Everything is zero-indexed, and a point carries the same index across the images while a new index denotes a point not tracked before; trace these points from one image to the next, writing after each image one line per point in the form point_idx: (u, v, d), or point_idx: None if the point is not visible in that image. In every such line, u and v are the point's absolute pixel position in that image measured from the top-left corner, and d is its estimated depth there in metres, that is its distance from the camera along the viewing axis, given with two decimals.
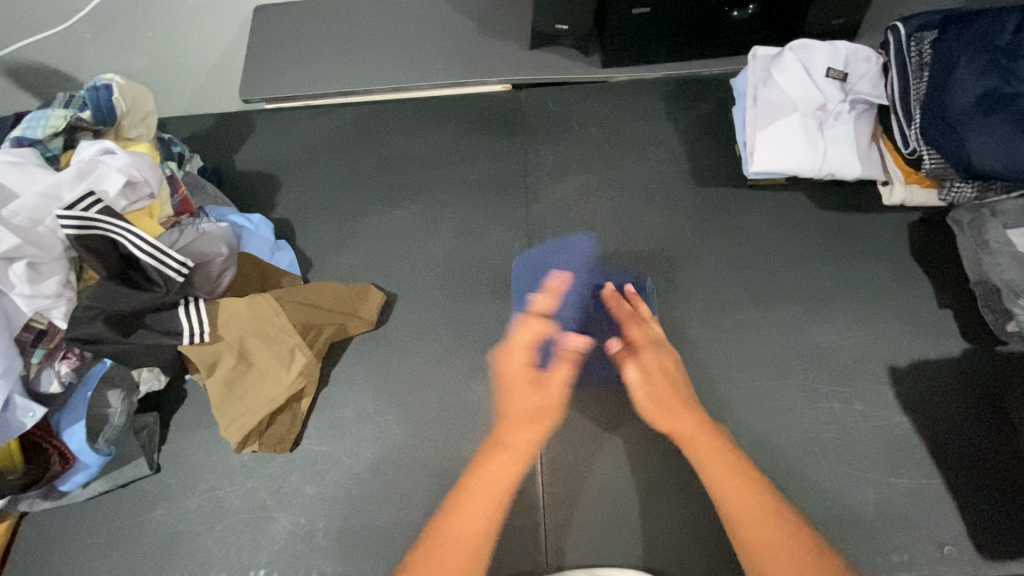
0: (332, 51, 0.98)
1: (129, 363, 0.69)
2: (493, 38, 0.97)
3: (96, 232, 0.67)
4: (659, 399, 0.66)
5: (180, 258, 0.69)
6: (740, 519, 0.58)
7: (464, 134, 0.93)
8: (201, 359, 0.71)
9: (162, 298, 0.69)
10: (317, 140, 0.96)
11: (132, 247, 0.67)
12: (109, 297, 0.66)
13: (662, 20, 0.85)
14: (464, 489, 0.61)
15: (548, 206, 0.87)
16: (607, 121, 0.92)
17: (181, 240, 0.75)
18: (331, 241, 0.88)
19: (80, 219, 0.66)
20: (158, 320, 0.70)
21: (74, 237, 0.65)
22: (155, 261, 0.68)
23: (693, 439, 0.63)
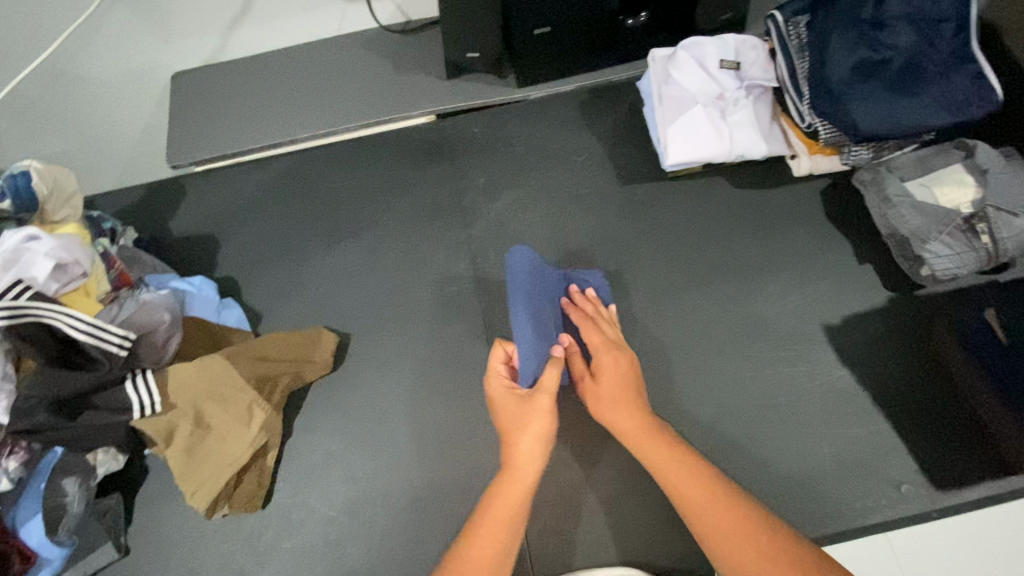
0: (256, 108, 1.00)
1: (81, 446, 0.68)
2: (411, 73, 1.01)
3: (29, 319, 0.65)
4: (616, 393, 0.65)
5: (121, 333, 0.69)
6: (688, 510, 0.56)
7: (397, 168, 0.96)
8: (159, 431, 0.70)
9: (107, 375, 0.68)
10: (252, 194, 0.96)
11: (69, 328, 0.66)
12: (52, 382, 0.64)
13: (565, 36, 0.90)
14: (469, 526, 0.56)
15: (487, 224, 0.90)
16: (531, 136, 0.96)
17: (121, 313, 0.74)
18: (279, 292, 0.89)
19: (12, 309, 0.64)
20: (106, 399, 0.69)
21: (6, 328, 0.64)
22: (95, 339, 0.67)
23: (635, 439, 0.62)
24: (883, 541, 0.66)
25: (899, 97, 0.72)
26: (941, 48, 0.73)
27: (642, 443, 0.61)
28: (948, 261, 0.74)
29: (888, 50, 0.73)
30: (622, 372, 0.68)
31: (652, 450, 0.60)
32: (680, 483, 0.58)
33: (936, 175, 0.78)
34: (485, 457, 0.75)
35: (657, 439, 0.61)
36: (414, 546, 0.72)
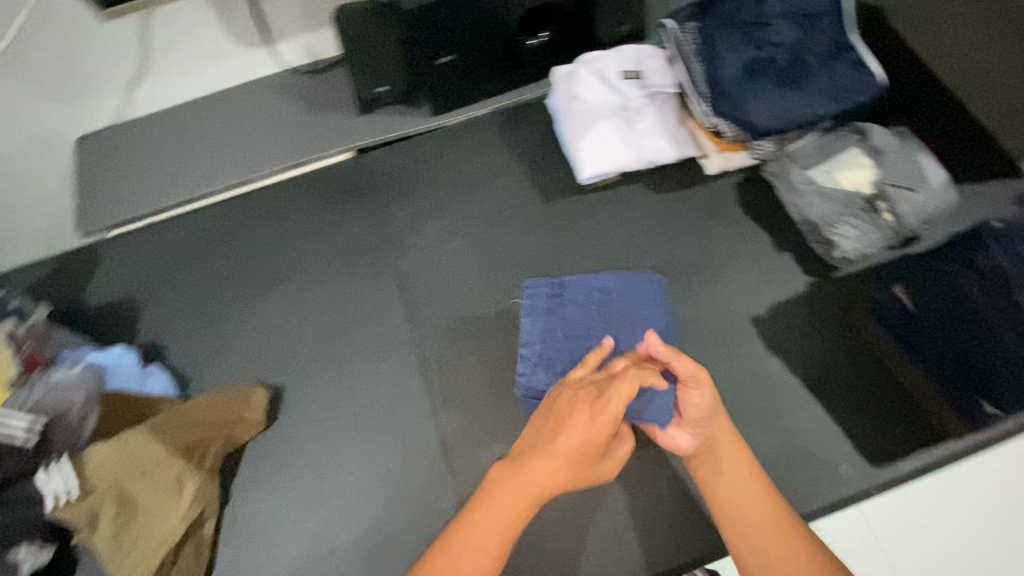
0: (167, 164, 0.97)
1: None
2: (326, 112, 1.00)
3: None
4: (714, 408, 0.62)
5: (26, 417, 0.68)
6: (753, 532, 0.56)
7: (319, 209, 0.94)
8: (80, 516, 0.66)
9: (17, 464, 0.67)
10: (171, 253, 0.93)
11: None
12: None
13: (470, 62, 0.90)
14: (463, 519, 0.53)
15: (416, 256, 0.89)
16: (452, 163, 0.96)
17: (30, 398, 0.70)
18: (206, 351, 0.86)
19: None
20: (19, 494, 0.66)
21: None
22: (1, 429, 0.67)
23: (722, 456, 0.61)
24: (870, 539, 0.65)
25: (788, 92, 0.75)
26: (821, 40, 0.76)
27: (734, 463, 0.60)
28: (854, 244, 0.77)
29: (773, 49, 0.76)
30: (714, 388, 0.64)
31: (736, 472, 0.60)
32: (751, 506, 0.58)
33: (837, 160, 0.81)
34: (434, 495, 0.74)
35: (738, 464, 0.60)
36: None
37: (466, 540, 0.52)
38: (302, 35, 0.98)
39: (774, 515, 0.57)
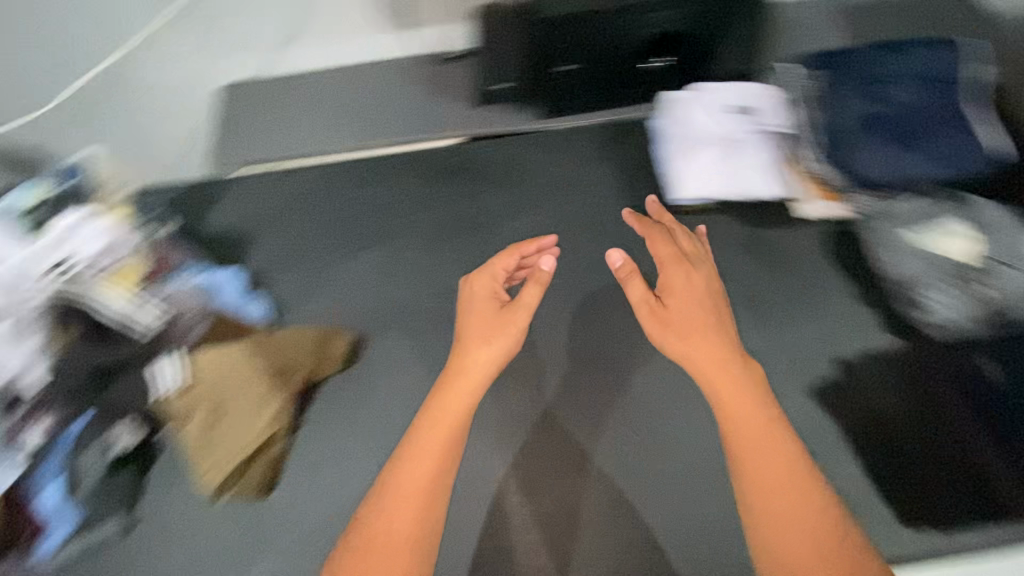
0: (298, 117, 1.06)
1: (112, 412, 0.74)
2: (449, 99, 1.06)
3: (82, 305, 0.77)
4: (703, 346, 0.65)
5: (145, 322, 0.79)
6: (765, 472, 0.59)
7: (425, 184, 1.01)
8: (186, 405, 0.76)
9: (130, 355, 0.77)
10: (291, 197, 1.03)
11: (105, 313, 0.79)
12: (93, 349, 0.77)
13: (585, 74, 0.96)
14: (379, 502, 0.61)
15: (505, 243, 0.95)
16: (555, 163, 1.00)
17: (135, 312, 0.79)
18: (305, 291, 0.94)
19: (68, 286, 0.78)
20: (129, 385, 0.76)
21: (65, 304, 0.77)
22: (126, 323, 0.79)
23: (720, 386, 0.63)
24: None
25: (890, 145, 0.89)
26: (931, 106, 0.90)
27: (735, 398, 0.62)
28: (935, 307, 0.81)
29: (886, 108, 0.91)
30: (705, 317, 0.68)
31: (738, 401, 0.62)
32: (757, 450, 0.60)
33: (930, 228, 0.86)
34: (489, 470, 0.78)
35: (745, 397, 0.62)
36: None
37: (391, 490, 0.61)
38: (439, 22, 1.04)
39: (790, 464, 0.59)
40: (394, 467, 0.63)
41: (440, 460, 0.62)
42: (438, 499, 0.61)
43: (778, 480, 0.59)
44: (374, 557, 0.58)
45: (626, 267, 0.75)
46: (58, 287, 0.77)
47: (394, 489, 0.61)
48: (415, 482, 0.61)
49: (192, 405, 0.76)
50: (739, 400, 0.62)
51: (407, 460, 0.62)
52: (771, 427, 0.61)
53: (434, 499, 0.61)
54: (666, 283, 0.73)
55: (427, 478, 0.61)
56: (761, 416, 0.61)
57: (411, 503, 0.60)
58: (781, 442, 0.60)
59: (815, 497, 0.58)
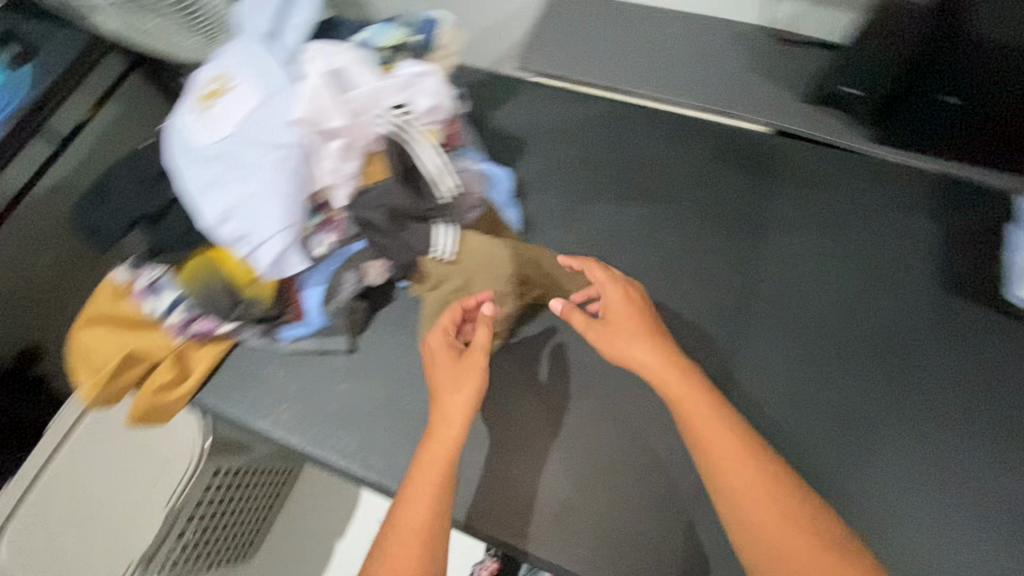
0: (610, 42, 1.01)
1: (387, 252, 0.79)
2: (772, 82, 0.95)
3: (405, 141, 0.79)
4: (654, 370, 0.66)
5: (452, 183, 0.81)
6: (768, 524, 0.57)
7: (711, 160, 0.94)
8: (437, 273, 0.81)
9: (425, 209, 0.80)
10: (573, 120, 1.01)
11: (421, 158, 0.80)
12: (396, 194, 0.78)
13: (969, 117, 0.79)
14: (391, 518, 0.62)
15: (774, 255, 0.87)
16: (862, 199, 0.90)
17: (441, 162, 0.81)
18: (558, 215, 0.93)
19: (398, 126, 0.79)
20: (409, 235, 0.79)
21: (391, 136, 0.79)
22: (435, 177, 0.80)
23: (699, 428, 0.62)
24: None
25: None
26: None
27: (703, 428, 0.62)
28: None
29: None
30: (637, 361, 0.67)
31: (723, 443, 0.61)
32: (751, 497, 0.59)
33: None
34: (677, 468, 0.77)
35: (721, 433, 0.62)
36: (573, 511, 0.76)
37: (407, 506, 0.62)
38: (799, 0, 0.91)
39: (776, 500, 0.59)
40: (407, 487, 0.63)
41: (439, 479, 0.63)
42: (439, 521, 0.61)
43: (769, 522, 0.58)
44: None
45: (569, 309, 0.72)
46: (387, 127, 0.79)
47: (414, 496, 0.62)
48: (420, 497, 0.62)
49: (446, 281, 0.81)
50: (722, 443, 0.61)
51: (416, 472, 0.64)
52: (751, 466, 0.60)
53: (432, 525, 0.61)
54: (611, 306, 0.71)
55: (424, 513, 0.61)
56: (738, 455, 0.61)
57: (425, 515, 0.61)
58: (758, 471, 0.60)
59: (803, 506, 0.59)
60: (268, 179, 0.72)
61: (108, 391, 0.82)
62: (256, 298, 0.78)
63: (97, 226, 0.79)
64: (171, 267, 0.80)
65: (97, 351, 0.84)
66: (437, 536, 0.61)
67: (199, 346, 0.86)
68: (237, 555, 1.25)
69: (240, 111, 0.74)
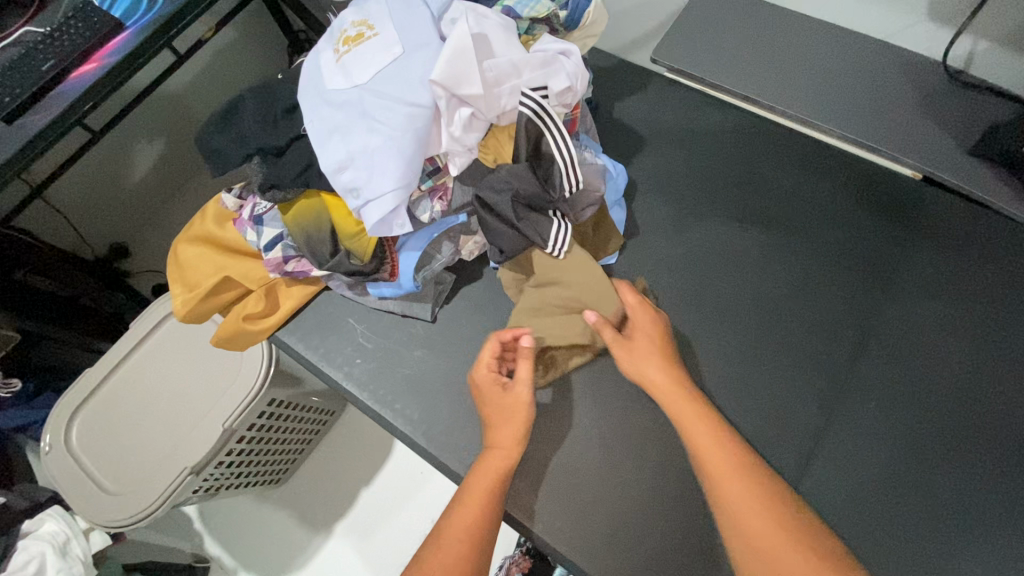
0: (757, 50, 0.94)
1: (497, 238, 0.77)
2: (933, 124, 0.86)
3: (539, 125, 0.75)
4: (657, 379, 0.71)
5: (576, 178, 0.78)
6: (760, 537, 0.59)
7: (842, 197, 0.86)
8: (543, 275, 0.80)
9: (546, 200, 0.77)
10: (699, 126, 0.95)
11: (554, 148, 0.76)
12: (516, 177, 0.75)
13: None
14: (442, 523, 0.68)
15: (897, 313, 0.79)
16: (1012, 269, 0.80)
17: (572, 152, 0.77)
18: (664, 224, 0.89)
19: (535, 110, 0.74)
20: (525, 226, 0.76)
21: (526, 118, 0.74)
22: (563, 169, 0.77)
23: (696, 438, 0.66)
24: None
25: None
26: None
27: (701, 439, 0.66)
28: None
29: None
30: (647, 371, 0.72)
31: (716, 451, 0.65)
32: (744, 507, 0.61)
33: None
34: None
35: (718, 447, 0.65)
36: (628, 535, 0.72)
37: (455, 511, 0.67)
38: (992, 41, 0.81)
39: (777, 516, 0.60)
40: (457, 495, 0.69)
41: (485, 493, 0.68)
42: (484, 529, 0.66)
43: (761, 531, 0.59)
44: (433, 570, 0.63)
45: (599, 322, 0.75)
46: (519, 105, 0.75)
47: (465, 505, 0.67)
48: (467, 508, 0.67)
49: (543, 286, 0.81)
50: (715, 451, 0.65)
51: (464, 487, 0.69)
52: (744, 473, 0.63)
53: (478, 535, 0.66)
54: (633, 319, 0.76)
55: (471, 521, 0.66)
56: (730, 463, 0.64)
57: (471, 524, 0.66)
58: (751, 482, 0.62)
59: (783, 504, 0.61)
60: (393, 136, 0.71)
61: (199, 309, 0.85)
62: (356, 250, 0.78)
63: (218, 149, 0.80)
64: (279, 206, 0.81)
65: (194, 269, 0.86)
66: (482, 545, 0.66)
67: (288, 284, 0.87)
68: (271, 478, 1.30)
69: (376, 62, 0.73)
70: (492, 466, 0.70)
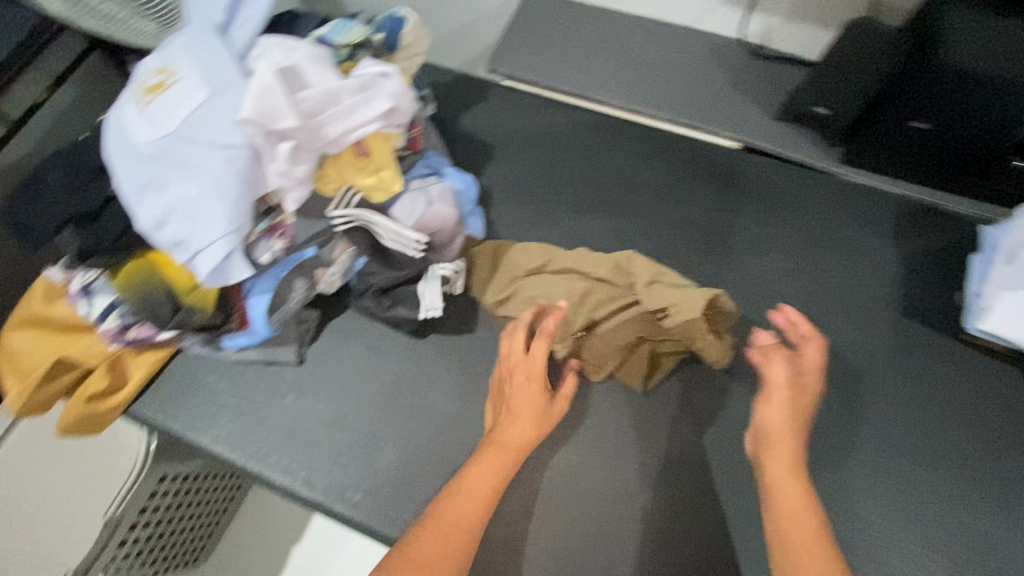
0: (582, 49, 0.99)
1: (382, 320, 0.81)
2: (746, 97, 0.94)
3: (360, 228, 0.79)
4: (776, 431, 0.68)
5: (415, 237, 0.78)
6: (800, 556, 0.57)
7: (679, 176, 0.92)
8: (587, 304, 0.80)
9: (406, 274, 0.79)
10: (543, 128, 0.98)
11: (382, 234, 0.78)
12: (371, 276, 0.79)
13: (935, 142, 0.80)
14: (446, 494, 0.65)
15: (739, 274, 0.84)
16: (829, 216, 0.88)
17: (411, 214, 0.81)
18: (521, 226, 0.91)
19: (346, 217, 0.78)
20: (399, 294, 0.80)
21: (344, 232, 0.78)
22: (400, 245, 0.79)
23: (780, 475, 0.64)
24: None
25: None
26: None
27: (785, 474, 0.64)
28: None
29: None
30: (779, 413, 0.69)
31: (787, 485, 0.63)
32: (799, 534, 0.59)
33: None
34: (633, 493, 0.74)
35: (793, 480, 0.64)
36: (519, 534, 0.73)
37: (467, 491, 0.64)
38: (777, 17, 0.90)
39: (819, 543, 0.58)
40: (467, 476, 0.66)
41: (498, 481, 0.66)
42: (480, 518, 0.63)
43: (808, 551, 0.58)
44: (415, 554, 0.59)
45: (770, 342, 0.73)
46: (345, 134, 0.75)
47: (471, 486, 0.65)
48: (475, 491, 0.65)
49: (535, 276, 0.84)
50: (787, 484, 0.63)
51: (472, 467, 0.67)
52: (803, 508, 0.61)
53: (474, 527, 0.62)
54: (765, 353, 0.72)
55: (473, 506, 0.63)
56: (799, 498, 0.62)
57: (478, 508, 0.64)
58: (810, 514, 0.60)
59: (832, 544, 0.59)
60: (213, 182, 0.68)
61: (33, 399, 0.77)
62: (196, 306, 0.75)
63: (29, 225, 0.74)
64: (105, 271, 0.75)
65: (22, 356, 0.78)
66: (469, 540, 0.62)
67: (136, 353, 0.81)
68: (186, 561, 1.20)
69: (181, 109, 0.70)
70: (498, 459, 0.67)
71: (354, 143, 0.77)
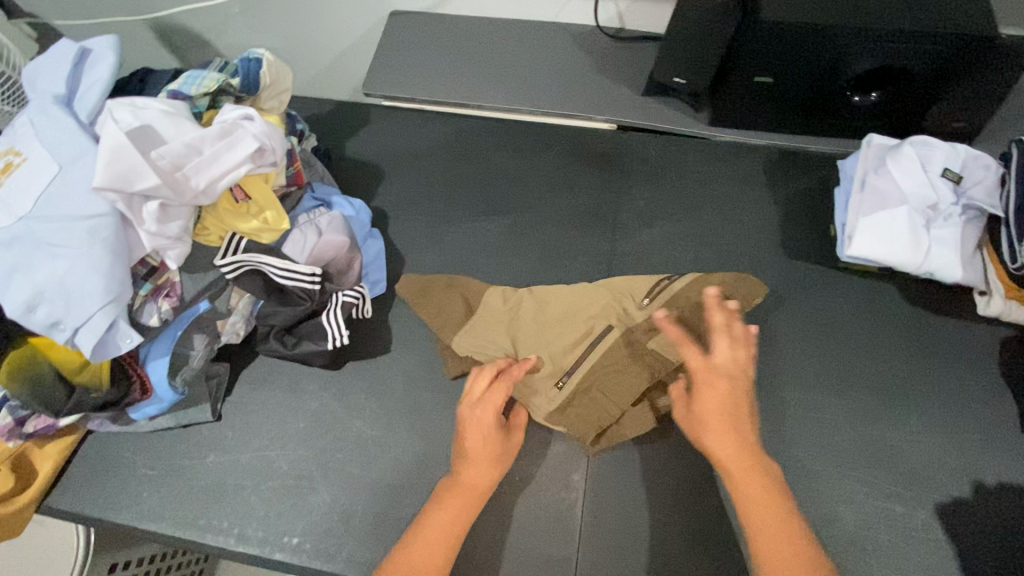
0: (450, 59, 1.01)
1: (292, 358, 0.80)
2: (613, 79, 0.98)
3: (247, 271, 0.76)
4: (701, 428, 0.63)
5: (308, 270, 0.77)
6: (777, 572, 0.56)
7: (564, 167, 0.95)
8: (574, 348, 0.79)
9: (304, 308, 0.78)
10: (427, 141, 1.00)
11: (272, 273, 0.77)
12: (269, 317, 0.78)
13: (782, 92, 0.86)
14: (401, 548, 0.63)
15: (633, 247, 0.88)
16: (706, 177, 0.93)
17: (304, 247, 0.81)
18: (420, 240, 0.92)
19: (231, 263, 0.75)
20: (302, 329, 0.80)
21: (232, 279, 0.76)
22: (292, 280, 0.77)
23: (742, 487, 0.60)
24: None
25: None
26: None
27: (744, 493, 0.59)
28: None
29: None
30: (724, 406, 0.62)
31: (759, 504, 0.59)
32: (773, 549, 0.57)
33: None
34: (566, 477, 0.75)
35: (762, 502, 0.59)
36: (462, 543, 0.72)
37: (425, 542, 0.63)
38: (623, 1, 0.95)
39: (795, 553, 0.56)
40: (423, 526, 0.64)
41: (457, 525, 0.64)
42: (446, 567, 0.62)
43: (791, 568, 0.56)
44: None
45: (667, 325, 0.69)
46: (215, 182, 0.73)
47: (430, 534, 0.63)
48: (436, 540, 0.63)
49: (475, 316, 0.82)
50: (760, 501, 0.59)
51: (429, 514, 0.65)
52: (784, 529, 0.57)
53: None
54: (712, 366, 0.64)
55: (437, 557, 0.62)
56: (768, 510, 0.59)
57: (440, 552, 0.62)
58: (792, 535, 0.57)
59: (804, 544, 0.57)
60: (76, 253, 0.66)
61: None
62: (91, 384, 0.73)
63: None
64: None
65: None
66: None
67: (42, 444, 0.78)
68: None
69: (34, 188, 0.68)
70: (459, 503, 0.65)
71: (227, 190, 0.76)
